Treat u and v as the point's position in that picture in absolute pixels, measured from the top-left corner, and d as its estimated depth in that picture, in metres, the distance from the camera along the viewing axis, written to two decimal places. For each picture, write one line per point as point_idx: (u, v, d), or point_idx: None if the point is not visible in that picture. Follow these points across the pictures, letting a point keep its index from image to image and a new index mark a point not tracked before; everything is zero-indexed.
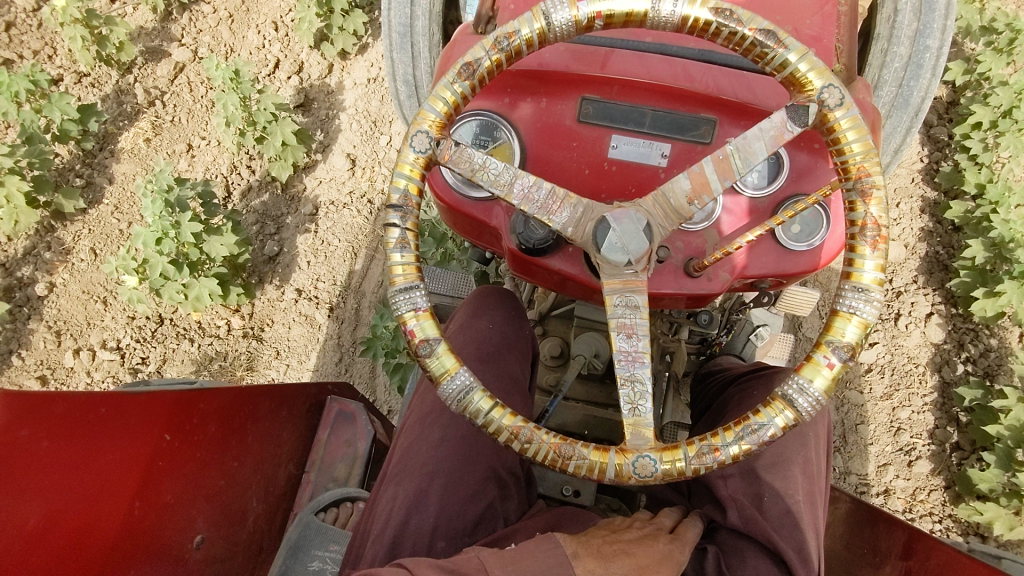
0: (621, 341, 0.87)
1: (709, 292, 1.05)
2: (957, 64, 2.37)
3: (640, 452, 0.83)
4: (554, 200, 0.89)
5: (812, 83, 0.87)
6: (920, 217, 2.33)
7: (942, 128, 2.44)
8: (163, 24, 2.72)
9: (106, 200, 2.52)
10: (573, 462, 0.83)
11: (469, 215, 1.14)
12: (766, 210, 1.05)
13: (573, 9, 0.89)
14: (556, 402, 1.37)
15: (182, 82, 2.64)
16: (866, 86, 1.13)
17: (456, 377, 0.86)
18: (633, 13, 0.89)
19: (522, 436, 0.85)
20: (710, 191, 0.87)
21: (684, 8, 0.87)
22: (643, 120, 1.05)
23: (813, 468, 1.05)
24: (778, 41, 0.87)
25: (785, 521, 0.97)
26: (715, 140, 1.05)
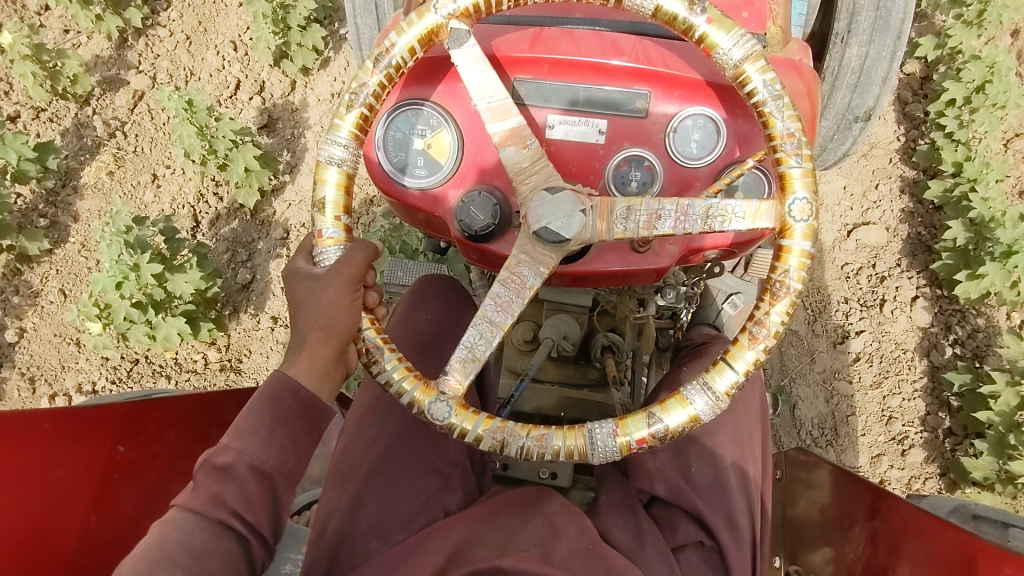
0: (671, 223, 0.88)
1: (659, 266, 1.07)
2: (927, 39, 2.31)
3: (786, 212, 0.87)
4: (512, 280, 0.91)
5: (431, 24, 0.94)
6: (900, 198, 2.28)
7: (917, 104, 2.37)
8: (119, 52, 2.68)
9: (72, 238, 2.50)
10: (792, 274, 0.86)
11: (413, 205, 1.10)
12: (707, 178, 1.04)
13: (324, 237, 0.96)
14: (523, 385, 1.40)
15: (142, 110, 2.62)
16: (803, 46, 1.11)
17: (693, 403, 0.85)
18: (345, 179, 0.97)
19: (759, 333, 0.86)
20: (518, 129, 0.94)
21: (347, 133, 0.96)
22: (577, 97, 1.04)
23: (744, 434, 1.05)
24: (383, 53, 0.95)
25: (713, 488, 0.98)
26: (652, 113, 1.04)
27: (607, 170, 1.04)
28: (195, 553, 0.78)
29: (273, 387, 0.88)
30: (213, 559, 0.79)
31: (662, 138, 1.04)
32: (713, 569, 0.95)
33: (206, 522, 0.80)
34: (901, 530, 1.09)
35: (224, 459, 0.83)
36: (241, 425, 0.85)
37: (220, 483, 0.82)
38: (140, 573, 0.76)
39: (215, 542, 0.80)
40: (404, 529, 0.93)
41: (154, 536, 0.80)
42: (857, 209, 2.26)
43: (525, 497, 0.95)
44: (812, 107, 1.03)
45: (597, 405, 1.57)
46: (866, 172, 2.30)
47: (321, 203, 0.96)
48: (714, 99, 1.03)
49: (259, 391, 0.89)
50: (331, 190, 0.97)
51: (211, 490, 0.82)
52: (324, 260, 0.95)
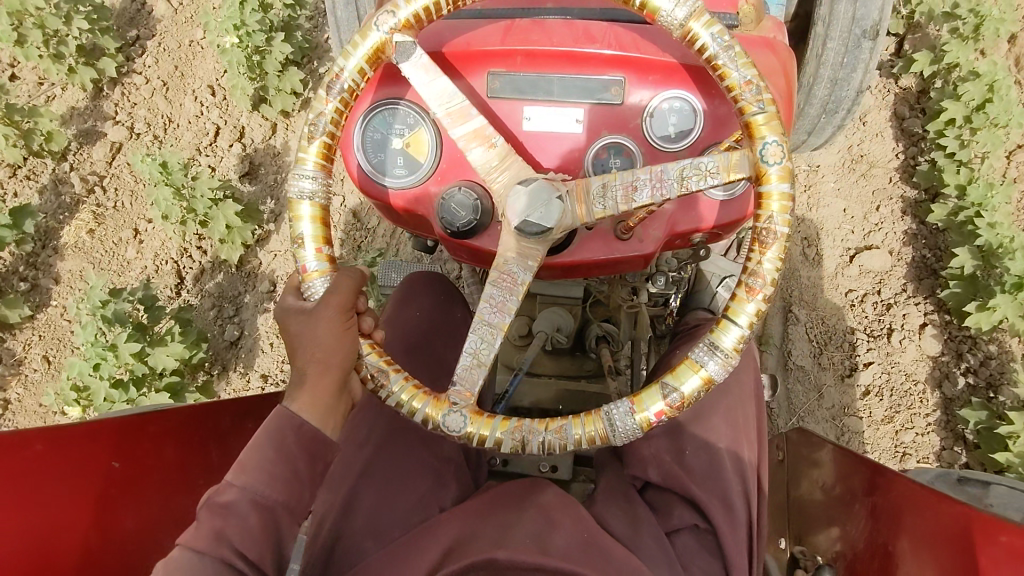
0: (649, 194, 0.88)
1: (644, 253, 1.06)
2: (923, 55, 2.21)
3: (761, 156, 0.86)
4: (504, 279, 0.91)
5: (374, 43, 0.94)
6: (902, 220, 2.18)
7: (915, 119, 2.27)
8: (94, 102, 2.55)
9: (54, 301, 2.38)
10: (777, 219, 0.85)
11: (397, 204, 1.10)
12: (687, 161, 1.04)
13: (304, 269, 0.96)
14: (517, 380, 1.41)
15: (121, 163, 2.48)
16: (776, 25, 1.10)
17: (699, 363, 0.85)
18: (316, 211, 0.97)
19: (756, 286, 0.85)
20: (483, 132, 0.94)
21: (311, 168, 0.96)
22: (551, 87, 1.03)
23: (739, 417, 1.04)
24: (331, 79, 0.95)
25: (708, 472, 0.98)
26: (627, 100, 1.03)
27: (586, 160, 1.03)
28: None
29: (276, 421, 0.87)
30: None
31: (640, 123, 1.03)
32: (709, 552, 0.95)
33: (210, 561, 0.78)
34: (899, 504, 1.09)
35: (230, 496, 0.82)
36: (245, 461, 0.84)
37: (225, 522, 0.81)
38: None
39: None
40: (398, 527, 0.94)
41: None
42: (858, 232, 2.17)
43: (520, 491, 0.95)
44: (787, 84, 1.02)
45: (594, 396, 1.60)
46: (866, 193, 2.20)
47: (300, 240, 0.96)
48: (689, 81, 1.03)
49: (261, 428, 0.88)
50: (304, 224, 0.96)
51: (215, 530, 0.80)
52: (311, 294, 0.94)
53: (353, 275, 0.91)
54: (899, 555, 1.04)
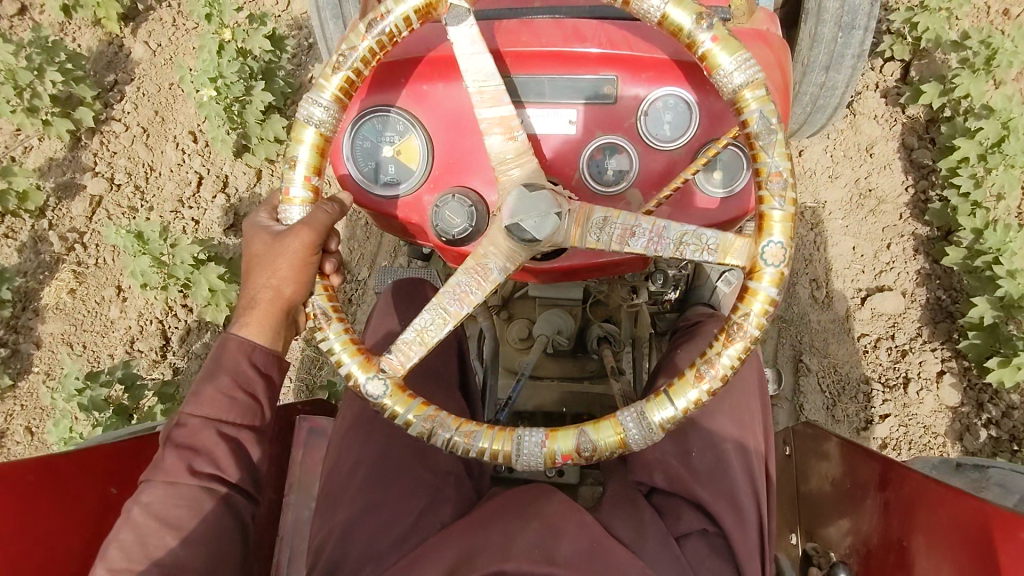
0: (641, 243, 0.86)
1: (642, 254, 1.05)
2: (931, 86, 2.03)
3: (758, 253, 0.83)
4: (478, 275, 0.89)
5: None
6: (915, 258, 2.02)
7: (924, 150, 2.10)
8: (73, 152, 2.41)
9: (36, 367, 2.22)
10: (750, 319, 0.82)
11: (390, 214, 1.09)
12: (685, 159, 1.02)
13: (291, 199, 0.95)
14: (520, 385, 1.38)
15: (101, 217, 2.33)
16: (769, 17, 1.07)
17: (627, 422, 0.82)
18: (317, 144, 0.95)
19: (708, 374, 0.82)
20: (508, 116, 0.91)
21: (326, 97, 0.93)
22: (543, 89, 1.01)
23: (745, 415, 1.03)
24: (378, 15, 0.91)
25: (714, 473, 0.97)
26: (621, 99, 1.01)
27: (581, 161, 1.02)
28: (176, 519, 0.88)
29: (227, 352, 0.94)
30: (197, 522, 0.89)
31: (634, 122, 1.01)
32: (719, 556, 0.94)
33: (186, 487, 0.90)
34: (913, 501, 1.06)
35: (191, 424, 0.91)
36: (201, 393, 0.92)
37: (191, 451, 0.91)
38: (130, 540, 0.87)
39: (196, 504, 0.90)
40: (397, 549, 0.92)
41: (139, 501, 0.89)
42: (869, 271, 2.03)
43: (524, 498, 0.93)
44: (783, 77, 1.00)
45: (598, 398, 1.60)
46: (876, 230, 2.05)
47: (291, 161, 0.95)
48: (682, 78, 1.00)
49: (213, 354, 0.95)
50: (303, 151, 0.94)
51: (183, 455, 0.90)
52: (290, 219, 0.95)
53: (324, 206, 0.95)
54: (915, 551, 1.03)
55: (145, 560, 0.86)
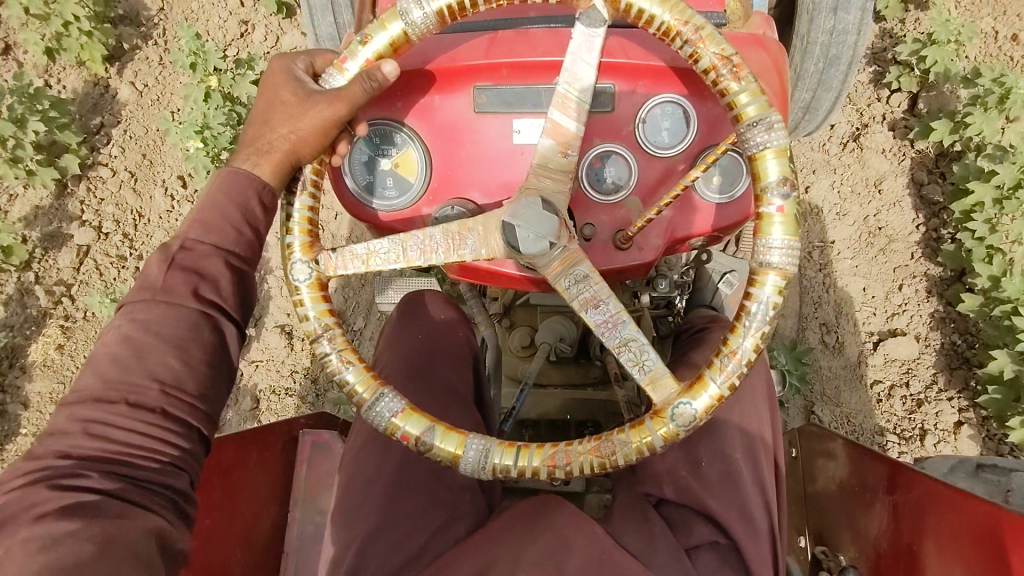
0: (593, 314, 0.86)
1: (643, 262, 1.05)
2: (942, 123, 2.00)
3: (673, 404, 0.82)
4: (450, 239, 0.90)
5: None
6: (928, 300, 2.01)
7: (934, 186, 2.08)
8: (59, 200, 2.34)
9: (24, 428, 2.16)
10: (621, 454, 0.83)
11: (390, 228, 1.08)
12: (685, 165, 1.02)
13: (342, 73, 0.93)
14: (523, 395, 1.37)
15: (89, 268, 2.28)
16: (765, 20, 1.07)
17: (469, 448, 0.85)
18: (395, 41, 0.91)
19: (559, 461, 0.84)
20: (569, 135, 0.89)
21: (431, 8, 0.89)
22: (540, 99, 1.01)
23: (752, 423, 1.02)
24: None
25: (724, 483, 0.96)
26: (619, 106, 1.01)
27: (581, 170, 1.02)
28: (181, 343, 0.88)
29: (233, 187, 0.94)
30: (195, 347, 0.89)
31: (633, 130, 1.02)
32: (730, 567, 0.93)
33: (187, 312, 0.89)
34: (921, 505, 1.06)
35: (196, 249, 0.92)
36: (208, 222, 0.93)
37: (195, 275, 0.91)
38: (130, 356, 0.85)
39: (197, 330, 0.90)
40: (414, 564, 0.92)
41: (141, 317, 0.87)
42: (880, 313, 2.01)
43: (534, 508, 0.93)
44: (781, 81, 1.00)
45: (601, 404, 1.59)
46: (887, 270, 2.04)
47: (365, 38, 0.91)
48: (679, 84, 1.00)
49: (220, 182, 0.95)
50: (380, 39, 0.91)
51: (185, 279, 0.90)
52: (332, 84, 0.94)
53: (370, 83, 0.90)
54: (925, 556, 1.02)
55: (148, 379, 0.85)
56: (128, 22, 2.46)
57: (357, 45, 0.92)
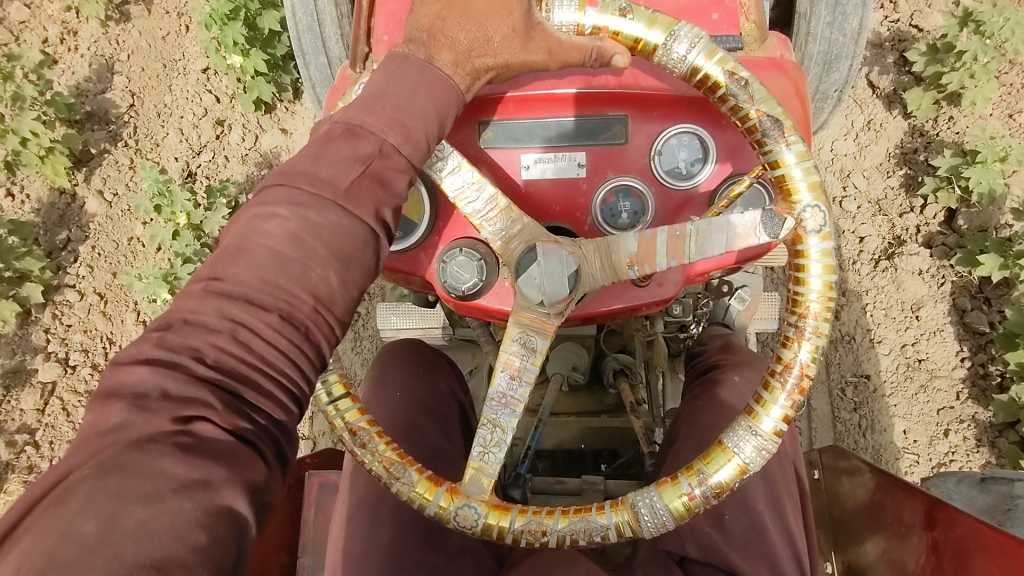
0: (503, 380, 0.82)
1: (663, 297, 0.99)
2: (990, 257, 1.97)
3: (471, 498, 0.81)
4: (493, 209, 0.84)
5: (800, 195, 0.78)
6: (978, 450, 1.95)
7: (979, 311, 2.04)
8: (22, 329, 2.28)
9: None
10: (399, 483, 0.84)
11: (395, 268, 1.03)
12: (703, 200, 0.96)
13: (579, 15, 0.83)
14: (538, 431, 1.27)
15: (55, 408, 2.21)
16: (783, 39, 1.03)
17: None
18: (644, 43, 0.82)
19: (360, 438, 0.87)
20: (654, 261, 0.82)
21: (698, 58, 0.80)
22: (550, 133, 0.97)
23: (773, 470, 1.00)
24: (781, 133, 0.79)
25: (750, 536, 0.94)
26: (632, 138, 0.97)
27: (594, 205, 0.96)
28: (342, 256, 0.67)
29: (435, 93, 0.74)
30: (355, 270, 0.68)
31: (647, 162, 0.97)
32: None
33: (360, 227, 0.68)
34: (964, 544, 1.01)
35: (390, 162, 0.71)
36: (408, 128, 0.72)
37: (380, 187, 0.70)
38: (291, 261, 0.65)
39: (363, 250, 0.69)
40: None
41: (312, 218, 0.67)
42: (925, 460, 1.95)
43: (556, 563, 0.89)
44: (803, 106, 0.95)
45: (619, 432, 1.54)
46: (930, 411, 1.99)
47: (625, 13, 0.82)
48: (694, 114, 0.96)
49: (420, 78, 0.74)
50: (637, 27, 0.82)
51: (371, 193, 0.70)
52: (554, 16, 0.84)
53: (592, 59, 0.83)
54: None
55: (303, 291, 0.65)
56: (96, 120, 2.43)
57: (617, 10, 0.82)
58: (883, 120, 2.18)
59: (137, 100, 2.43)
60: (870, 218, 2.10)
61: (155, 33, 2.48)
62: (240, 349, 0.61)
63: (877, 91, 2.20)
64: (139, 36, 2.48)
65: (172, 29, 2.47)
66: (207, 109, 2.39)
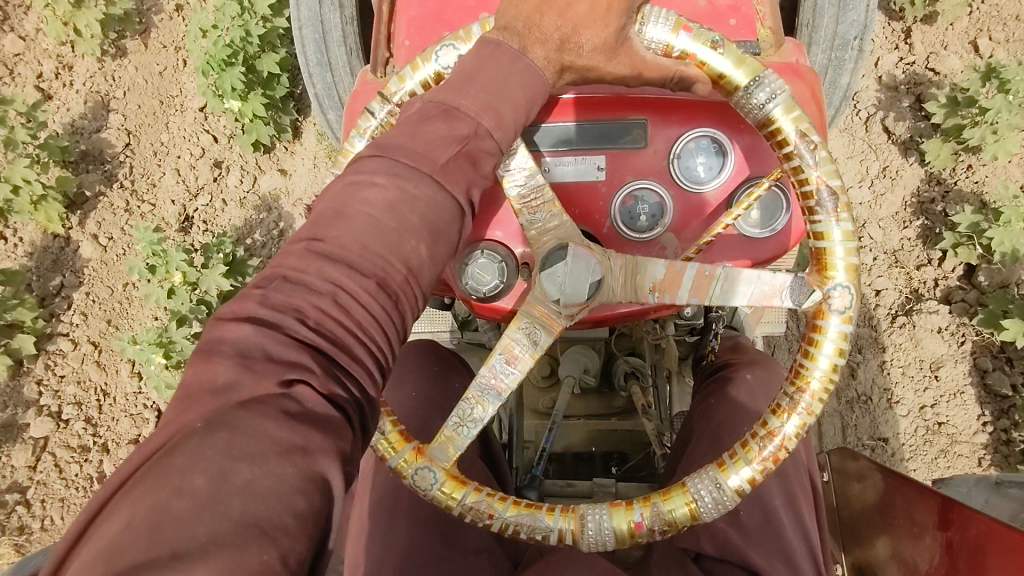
0: (497, 363, 0.84)
1: None
2: (1015, 323, 1.96)
3: (433, 459, 0.84)
4: (535, 196, 0.86)
5: (834, 274, 0.80)
6: None
7: (1000, 373, 2.05)
8: (13, 381, 2.25)
9: None
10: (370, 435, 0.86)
11: None
12: (720, 202, 0.98)
13: (672, 36, 0.85)
14: (552, 433, 1.29)
15: (47, 464, 2.17)
16: (798, 46, 1.04)
17: None
18: (725, 78, 0.84)
19: None
20: (677, 292, 0.85)
21: (776, 108, 0.81)
22: (570, 136, 0.98)
23: (786, 467, 1.01)
24: (836, 207, 0.80)
25: (765, 531, 0.95)
26: (651, 142, 0.99)
27: (613, 208, 0.97)
28: (434, 229, 0.69)
29: (525, 79, 0.77)
30: (442, 244, 0.70)
31: (666, 166, 0.98)
32: None
33: (451, 203, 0.71)
34: (978, 545, 1.03)
35: (480, 144, 0.73)
36: (499, 113, 0.74)
37: (470, 167, 0.72)
38: (387, 232, 0.66)
39: (450, 224, 0.71)
40: None
41: (407, 192, 0.68)
42: None
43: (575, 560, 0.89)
44: (819, 112, 0.97)
45: (629, 434, 1.55)
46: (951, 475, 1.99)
47: (718, 46, 0.84)
48: (711, 118, 0.98)
49: (510, 64, 0.77)
50: (723, 61, 0.84)
51: (463, 170, 0.72)
52: (648, 29, 0.86)
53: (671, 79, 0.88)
54: None
55: (396, 260, 0.66)
56: (90, 160, 2.41)
57: (712, 41, 0.84)
58: (900, 167, 2.19)
59: (134, 139, 2.41)
60: (887, 271, 2.13)
61: (151, 68, 2.46)
62: (342, 316, 0.62)
63: (894, 138, 2.21)
64: (135, 72, 2.46)
65: (168, 64, 2.45)
66: (205, 149, 2.38)
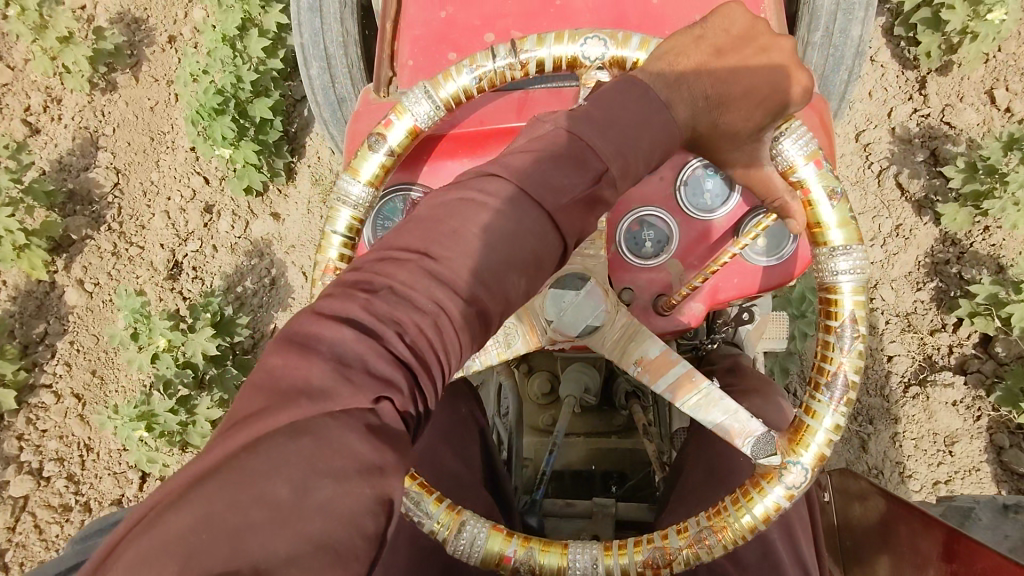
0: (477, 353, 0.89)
1: (686, 327, 0.98)
2: None
3: None
4: None
5: (804, 448, 0.82)
6: None
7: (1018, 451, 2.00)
8: None
9: None
10: None
11: None
12: (727, 230, 0.97)
13: (801, 163, 0.85)
14: (553, 456, 1.26)
15: (26, 524, 2.17)
16: None
17: None
18: (817, 223, 0.85)
19: None
20: (658, 377, 0.86)
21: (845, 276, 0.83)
22: None
23: None
24: (840, 384, 0.83)
25: (765, 565, 0.92)
26: (658, 168, 0.97)
27: (619, 233, 0.97)
28: (536, 264, 0.65)
29: (655, 130, 0.74)
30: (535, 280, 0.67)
31: (674, 193, 0.97)
32: None
33: (556, 242, 0.66)
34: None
35: (603, 190, 0.68)
36: (627, 159, 0.70)
37: (585, 208, 0.68)
38: (493, 260, 0.62)
39: (546, 261, 0.67)
40: None
41: (521, 224, 0.64)
42: None
43: None
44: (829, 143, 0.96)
45: (629, 453, 1.53)
46: None
47: (834, 198, 0.84)
48: None
49: (649, 113, 0.73)
50: (828, 212, 0.84)
51: (578, 212, 0.68)
52: (784, 144, 0.85)
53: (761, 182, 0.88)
54: None
55: (493, 292, 0.62)
56: (78, 199, 2.46)
57: (831, 194, 0.84)
58: (913, 226, 2.18)
59: (123, 178, 2.46)
60: (900, 335, 2.11)
61: (142, 103, 2.51)
62: (438, 347, 0.58)
63: (908, 196, 2.20)
64: (125, 107, 2.52)
65: (160, 99, 2.50)
66: (195, 191, 2.41)
